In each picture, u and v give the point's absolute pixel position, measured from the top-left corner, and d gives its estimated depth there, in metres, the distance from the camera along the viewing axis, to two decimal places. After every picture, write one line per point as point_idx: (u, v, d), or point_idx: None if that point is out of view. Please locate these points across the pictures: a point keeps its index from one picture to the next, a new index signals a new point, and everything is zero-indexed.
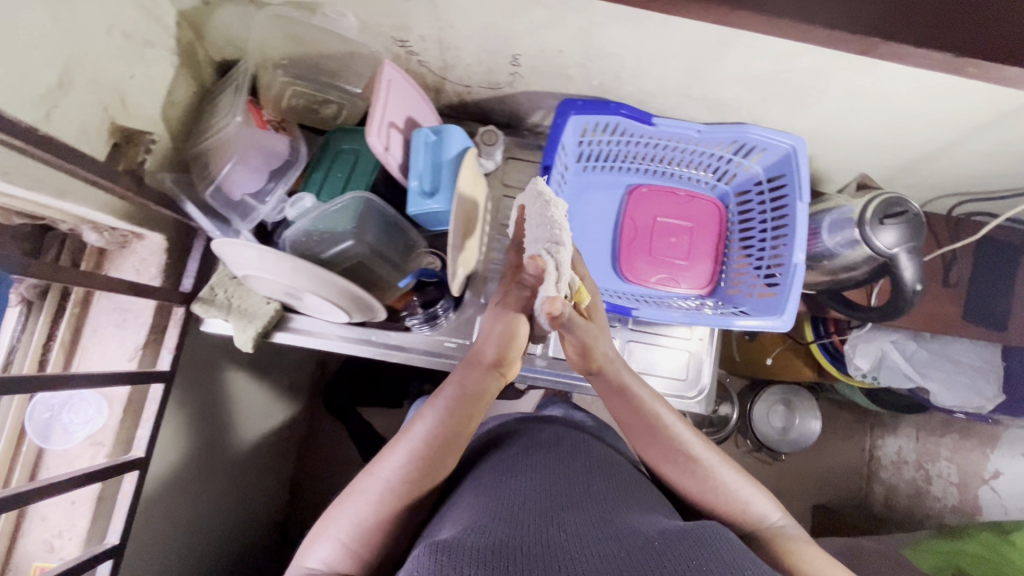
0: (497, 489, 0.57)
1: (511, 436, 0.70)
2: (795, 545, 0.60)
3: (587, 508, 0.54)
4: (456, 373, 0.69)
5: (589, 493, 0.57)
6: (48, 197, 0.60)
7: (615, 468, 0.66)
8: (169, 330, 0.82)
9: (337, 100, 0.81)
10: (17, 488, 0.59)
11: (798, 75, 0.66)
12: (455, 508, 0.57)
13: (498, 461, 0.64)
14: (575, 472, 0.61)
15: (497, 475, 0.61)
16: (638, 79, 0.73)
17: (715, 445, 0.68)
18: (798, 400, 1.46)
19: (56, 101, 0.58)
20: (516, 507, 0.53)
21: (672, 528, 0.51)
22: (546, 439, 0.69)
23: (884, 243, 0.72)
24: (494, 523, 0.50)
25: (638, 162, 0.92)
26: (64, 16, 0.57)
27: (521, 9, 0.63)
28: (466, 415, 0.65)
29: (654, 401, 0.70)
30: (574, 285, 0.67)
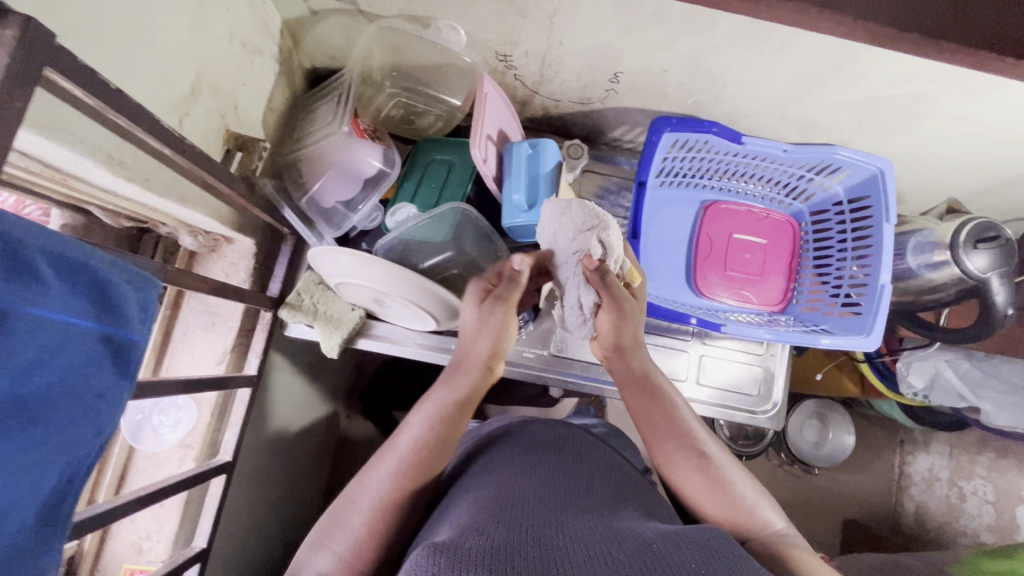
0: (496, 490, 0.54)
1: (503, 439, 0.67)
2: (792, 550, 0.55)
3: (589, 513, 0.51)
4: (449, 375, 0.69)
5: (592, 499, 0.55)
6: (173, 203, 0.60)
7: (614, 474, 0.64)
8: (254, 334, 0.83)
9: (436, 111, 0.83)
10: (136, 491, 0.59)
11: (902, 100, 0.68)
12: (456, 506, 0.54)
13: (494, 460, 0.62)
14: (578, 477, 0.59)
15: (495, 473, 0.59)
16: (736, 98, 0.74)
17: (724, 447, 0.66)
18: (833, 415, 1.46)
19: (188, 108, 0.59)
20: (514, 507, 0.50)
21: (675, 533, 0.47)
22: (552, 442, 0.67)
23: (976, 266, 0.73)
24: (491, 526, 0.46)
25: (714, 179, 0.93)
26: (199, 24, 0.58)
27: (639, 30, 0.64)
28: (456, 420, 0.65)
29: (664, 399, 0.69)
30: (624, 266, 0.74)
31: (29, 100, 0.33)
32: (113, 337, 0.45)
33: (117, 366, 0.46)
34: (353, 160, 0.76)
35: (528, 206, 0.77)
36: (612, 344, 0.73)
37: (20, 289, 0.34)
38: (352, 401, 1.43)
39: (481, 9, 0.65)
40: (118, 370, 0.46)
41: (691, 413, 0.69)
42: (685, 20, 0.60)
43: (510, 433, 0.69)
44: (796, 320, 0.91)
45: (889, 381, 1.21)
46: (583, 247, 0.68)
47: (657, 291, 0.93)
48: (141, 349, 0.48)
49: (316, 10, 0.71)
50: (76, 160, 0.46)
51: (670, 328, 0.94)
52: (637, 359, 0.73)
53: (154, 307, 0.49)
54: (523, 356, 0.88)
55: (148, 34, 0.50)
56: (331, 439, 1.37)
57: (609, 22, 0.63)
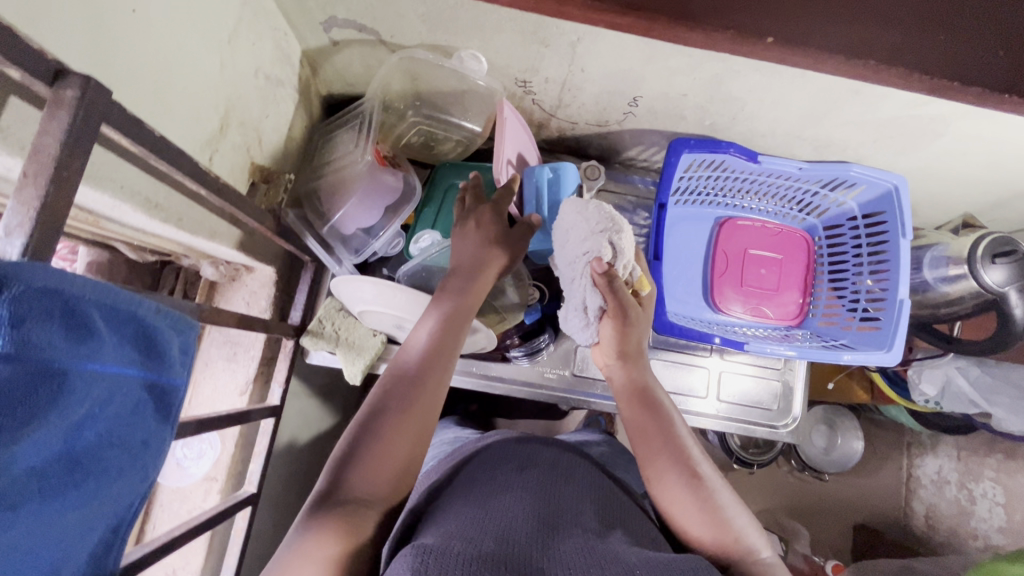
0: (485, 503, 0.55)
1: (495, 454, 0.68)
2: None
3: (577, 531, 0.52)
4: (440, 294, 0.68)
5: (580, 518, 0.55)
6: (203, 239, 0.60)
7: (607, 492, 0.65)
8: (275, 362, 0.82)
9: (456, 137, 0.83)
10: (170, 531, 0.59)
11: (918, 120, 0.69)
12: (442, 516, 0.54)
13: (485, 478, 0.62)
14: (569, 495, 0.59)
15: (483, 489, 0.59)
16: (753, 120, 0.75)
17: (717, 471, 0.64)
18: (841, 422, 1.48)
19: (217, 145, 0.59)
20: (500, 526, 0.51)
21: (660, 560, 0.47)
22: (544, 459, 0.67)
23: (993, 280, 0.74)
24: (478, 537, 0.48)
25: (728, 196, 0.94)
26: (227, 62, 0.58)
27: (660, 57, 0.64)
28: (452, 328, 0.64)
29: (662, 411, 0.69)
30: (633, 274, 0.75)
31: (88, 161, 0.33)
32: (156, 384, 0.44)
33: (160, 412, 0.45)
34: (373, 187, 0.76)
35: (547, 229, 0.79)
36: (615, 351, 0.74)
37: (77, 347, 0.34)
38: None
39: (504, 38, 0.66)
40: (160, 416, 0.45)
41: (688, 432, 0.68)
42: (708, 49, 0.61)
43: (502, 448, 0.70)
44: (813, 334, 0.92)
45: (900, 389, 1.22)
46: (593, 249, 0.69)
47: (675, 308, 0.93)
48: (182, 392, 0.47)
49: (336, 40, 0.71)
50: (116, 205, 0.46)
51: (688, 344, 0.94)
52: (638, 371, 0.73)
53: (195, 349, 0.48)
54: (544, 376, 0.89)
55: (181, 77, 0.51)
56: None
57: (631, 50, 0.64)
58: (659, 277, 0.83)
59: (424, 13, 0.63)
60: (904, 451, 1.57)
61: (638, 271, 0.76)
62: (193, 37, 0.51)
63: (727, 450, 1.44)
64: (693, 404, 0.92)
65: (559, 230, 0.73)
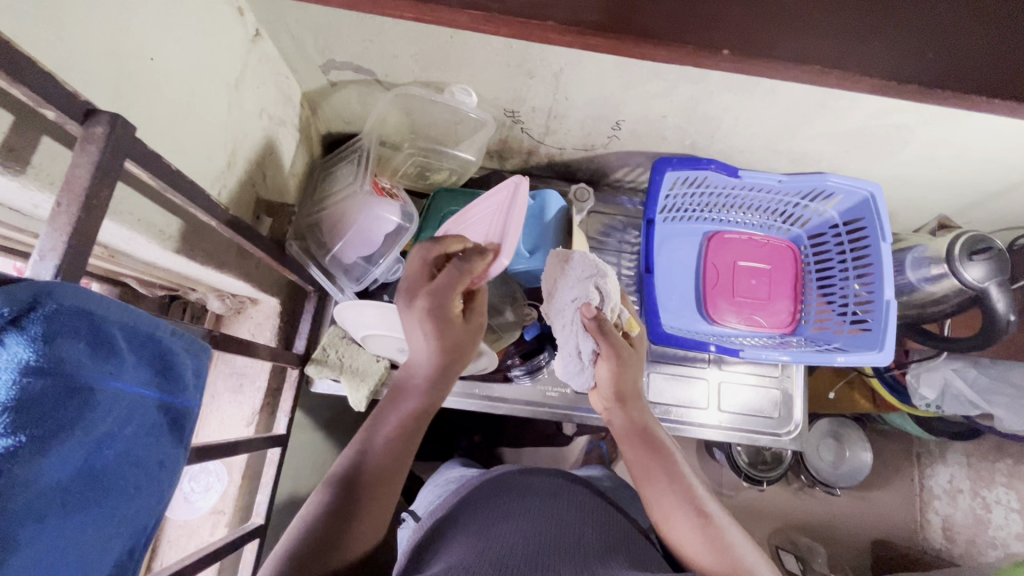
0: (489, 535, 0.60)
1: (499, 484, 0.72)
2: None
3: (576, 560, 0.56)
4: (406, 382, 0.68)
5: (582, 545, 0.60)
6: (211, 270, 0.63)
7: (607, 516, 0.69)
8: (281, 392, 0.83)
9: (449, 166, 0.88)
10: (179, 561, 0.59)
11: (885, 129, 0.73)
12: (449, 552, 0.57)
13: (490, 511, 0.66)
14: (570, 524, 0.63)
15: (490, 524, 0.62)
16: (730, 137, 0.80)
17: (719, 506, 0.67)
18: (848, 434, 1.48)
19: (225, 180, 0.63)
20: (501, 554, 0.55)
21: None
22: (543, 487, 0.71)
23: (974, 276, 0.76)
24: (482, 566, 0.52)
25: (713, 212, 0.98)
26: (234, 104, 0.62)
27: (639, 82, 0.69)
28: (417, 430, 0.66)
29: (670, 449, 0.71)
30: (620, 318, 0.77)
31: (113, 190, 0.36)
32: (171, 406, 0.46)
33: (174, 434, 0.47)
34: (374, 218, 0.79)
35: (530, 252, 0.82)
36: (612, 394, 0.73)
37: (101, 364, 0.36)
38: None
39: (492, 72, 0.70)
40: (174, 438, 0.46)
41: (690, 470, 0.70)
42: (682, 72, 0.66)
43: (507, 478, 0.73)
44: (808, 340, 0.94)
45: (900, 395, 1.22)
46: (581, 294, 0.71)
47: (670, 321, 0.95)
48: (194, 415, 0.49)
49: (334, 81, 0.76)
50: (131, 237, 0.49)
51: (686, 356, 0.95)
52: (637, 411, 0.74)
53: (206, 373, 0.50)
54: (546, 395, 0.90)
55: (193, 118, 0.54)
56: None
57: (611, 76, 0.68)
58: (651, 290, 0.86)
59: (416, 52, 0.68)
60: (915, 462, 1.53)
61: (626, 314, 0.78)
62: (204, 81, 0.56)
63: (736, 468, 1.43)
64: (695, 416, 0.93)
65: (549, 278, 0.76)
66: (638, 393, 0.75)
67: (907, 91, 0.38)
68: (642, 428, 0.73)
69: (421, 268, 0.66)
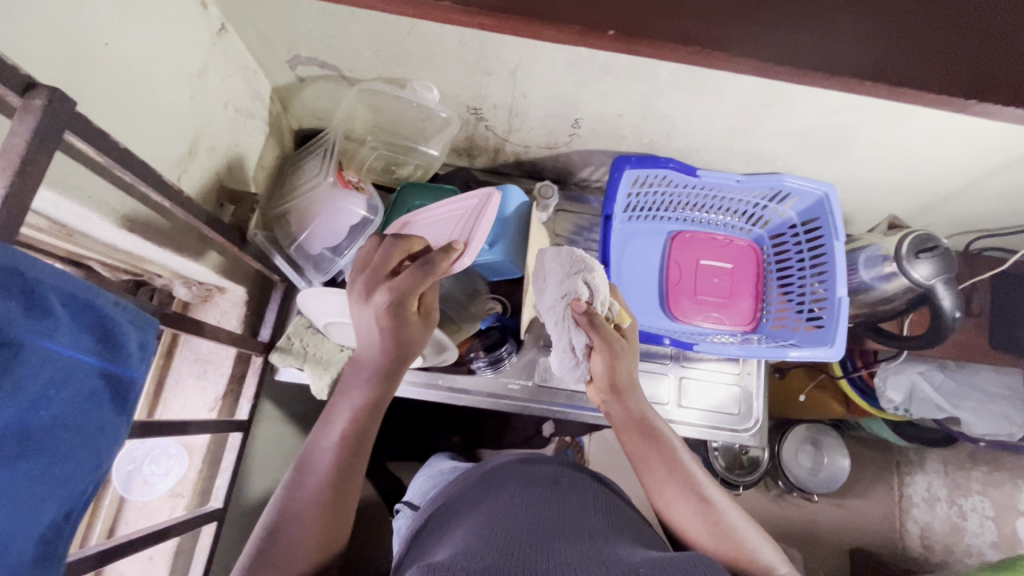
0: (492, 521, 0.57)
1: (498, 474, 0.71)
2: None
3: (581, 540, 0.54)
4: (350, 378, 0.68)
5: (585, 528, 0.58)
6: (170, 252, 0.65)
7: (612, 507, 0.67)
8: (245, 379, 0.85)
9: (415, 162, 0.90)
10: (107, 543, 0.58)
11: (832, 130, 0.75)
12: (451, 537, 0.56)
13: (493, 500, 0.64)
14: (571, 510, 0.62)
15: (490, 510, 0.61)
16: (686, 137, 0.82)
17: (719, 487, 0.68)
18: (827, 441, 1.43)
19: (186, 166, 0.65)
20: (505, 538, 0.52)
21: (660, 556, 0.49)
22: (543, 477, 0.69)
23: (922, 274, 0.78)
24: (487, 548, 0.49)
25: (677, 211, 1.00)
26: (197, 94, 0.65)
27: (592, 80, 0.71)
28: (367, 423, 0.66)
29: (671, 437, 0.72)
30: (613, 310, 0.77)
31: (52, 160, 0.39)
32: (112, 374, 0.47)
33: (117, 404, 0.48)
34: (338, 210, 0.82)
35: (488, 245, 0.83)
36: (608, 386, 0.74)
37: (32, 323, 0.39)
38: None
39: (451, 68, 0.73)
40: (117, 407, 0.48)
41: (688, 456, 0.71)
42: (631, 70, 0.68)
43: (507, 466, 0.72)
44: (767, 338, 0.95)
45: (870, 399, 1.19)
46: (571, 290, 0.72)
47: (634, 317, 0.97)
48: (139, 386, 0.51)
49: (302, 76, 0.79)
50: (83, 214, 0.51)
51: (648, 352, 0.97)
52: (634, 402, 0.75)
53: (152, 347, 0.52)
54: (508, 387, 0.91)
55: (151, 104, 0.57)
56: None
57: (564, 73, 0.71)
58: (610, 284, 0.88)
59: (377, 49, 0.71)
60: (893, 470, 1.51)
61: (617, 305, 0.78)
62: (163, 69, 0.58)
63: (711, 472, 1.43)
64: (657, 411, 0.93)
65: (540, 277, 0.77)
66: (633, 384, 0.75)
67: None
68: (638, 418, 0.74)
69: (382, 263, 0.66)
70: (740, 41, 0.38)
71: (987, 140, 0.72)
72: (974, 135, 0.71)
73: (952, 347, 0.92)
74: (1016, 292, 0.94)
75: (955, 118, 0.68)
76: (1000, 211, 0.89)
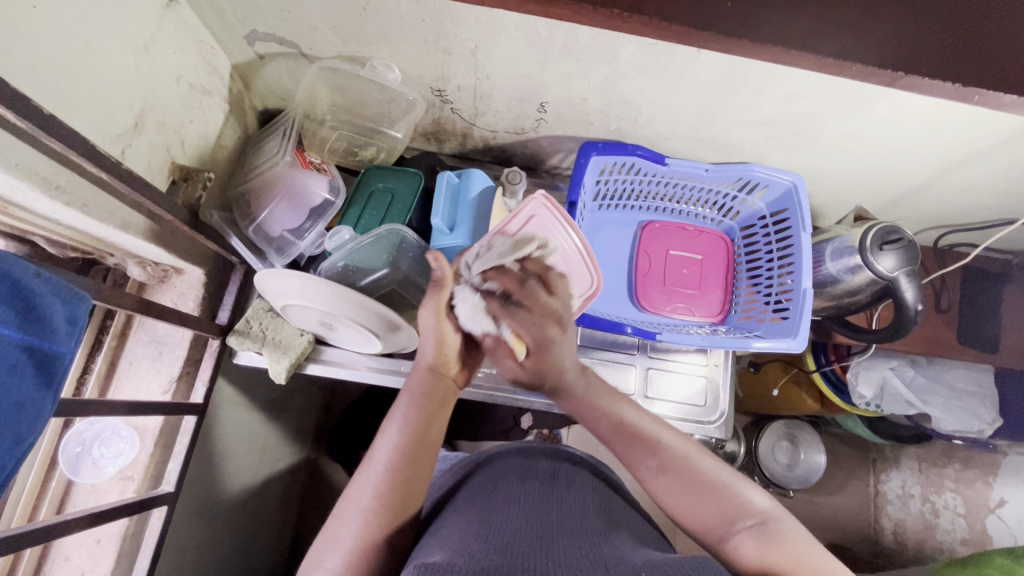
0: (487, 519, 0.55)
1: (499, 467, 0.69)
2: (783, 531, 0.53)
3: (581, 539, 0.52)
4: (407, 382, 0.66)
5: (583, 524, 0.56)
6: (114, 229, 0.63)
7: (609, 502, 0.65)
8: (201, 362, 0.83)
9: (378, 143, 0.89)
10: (40, 522, 0.58)
11: (797, 118, 0.75)
12: (444, 534, 0.54)
13: (489, 494, 0.62)
14: (570, 504, 0.60)
15: (488, 504, 0.59)
16: (653, 123, 0.82)
17: (690, 440, 0.63)
18: (803, 435, 1.39)
19: (130, 140, 0.63)
20: (502, 539, 0.51)
21: (663, 560, 0.48)
22: (542, 469, 0.68)
23: (885, 267, 0.78)
24: (483, 551, 0.48)
25: (648, 200, 0.99)
26: (144, 66, 0.63)
27: (554, 62, 0.70)
28: (429, 420, 0.61)
29: (625, 403, 0.66)
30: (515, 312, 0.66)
31: None
32: (37, 348, 0.48)
33: (41, 378, 0.48)
34: (298, 190, 0.81)
35: (450, 228, 0.83)
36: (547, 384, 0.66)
37: None
38: (319, 443, 1.40)
39: (410, 47, 0.72)
40: (41, 382, 0.48)
41: (641, 415, 0.65)
42: (591, 52, 0.67)
43: (507, 459, 0.71)
44: (734, 329, 0.95)
45: (842, 392, 1.15)
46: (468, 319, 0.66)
47: (602, 307, 0.96)
48: (67, 362, 0.50)
49: (261, 54, 0.77)
50: (13, 183, 0.50)
51: (615, 342, 0.96)
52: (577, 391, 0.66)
53: (83, 322, 0.52)
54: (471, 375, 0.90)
55: (89, 72, 0.55)
56: (297, 483, 1.33)
57: (525, 55, 0.69)
58: None
59: (334, 25, 0.69)
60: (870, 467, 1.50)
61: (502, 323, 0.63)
62: (105, 37, 0.56)
63: None
64: None
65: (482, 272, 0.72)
66: (558, 379, 0.63)
67: (744, 47, 0.39)
68: (571, 397, 0.66)
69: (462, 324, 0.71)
70: (660, 7, 0.39)
71: (950, 131, 0.71)
72: (936, 125, 0.70)
73: (919, 341, 0.91)
74: (983, 287, 0.93)
75: (917, 106, 0.67)
76: (968, 205, 0.88)
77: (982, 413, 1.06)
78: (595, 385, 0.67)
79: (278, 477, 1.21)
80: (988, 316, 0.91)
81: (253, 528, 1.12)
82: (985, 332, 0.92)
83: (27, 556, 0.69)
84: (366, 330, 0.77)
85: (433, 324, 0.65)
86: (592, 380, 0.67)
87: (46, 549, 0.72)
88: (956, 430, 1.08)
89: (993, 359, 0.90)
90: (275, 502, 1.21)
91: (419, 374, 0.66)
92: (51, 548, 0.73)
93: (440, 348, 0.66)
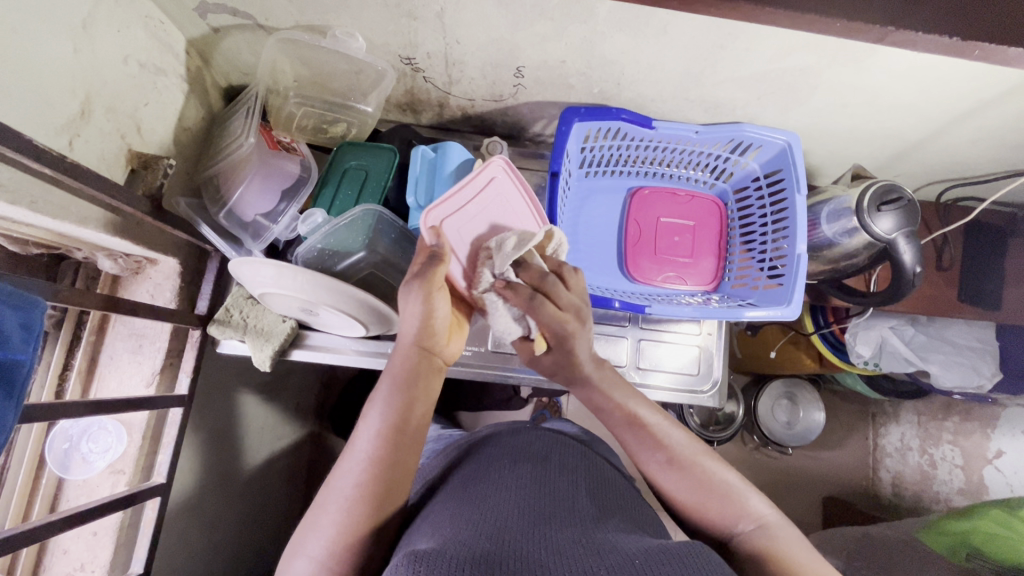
0: (480, 506, 0.55)
1: (490, 452, 0.68)
2: (776, 543, 0.52)
3: (574, 526, 0.51)
4: (390, 362, 0.63)
5: (575, 509, 0.55)
6: (71, 225, 0.61)
7: (604, 484, 0.64)
8: (184, 353, 0.82)
9: (348, 118, 0.84)
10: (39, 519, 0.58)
11: (790, 74, 0.70)
12: (433, 522, 0.53)
13: (484, 477, 0.61)
14: (562, 488, 0.59)
15: (478, 490, 0.58)
16: (637, 84, 0.77)
17: (697, 441, 0.62)
18: (804, 394, 1.37)
19: (78, 129, 0.60)
20: (494, 527, 0.50)
21: (656, 547, 0.47)
22: (537, 452, 0.67)
23: (882, 229, 0.74)
24: (475, 538, 0.47)
25: (637, 166, 0.95)
26: (84, 47, 0.59)
27: (526, 23, 0.65)
28: (408, 404, 0.59)
29: (634, 399, 0.65)
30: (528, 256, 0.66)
31: None
32: None
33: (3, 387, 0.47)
34: (268, 171, 0.80)
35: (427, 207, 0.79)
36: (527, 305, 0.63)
37: None
38: (320, 419, 1.41)
39: (372, 13, 0.67)
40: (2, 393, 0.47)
41: (651, 411, 0.64)
42: (566, 10, 0.62)
43: (499, 444, 0.69)
44: (727, 297, 0.93)
45: (841, 353, 1.13)
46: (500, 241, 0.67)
47: (591, 279, 0.93)
48: (26, 370, 0.50)
49: (216, 26, 0.73)
50: None
51: (606, 315, 0.94)
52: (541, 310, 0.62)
53: (38, 325, 0.51)
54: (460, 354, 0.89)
55: (24, 59, 0.52)
56: (300, 460, 1.34)
57: (494, 16, 0.64)
58: None
59: None
60: (869, 422, 1.49)
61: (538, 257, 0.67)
62: (36, 18, 0.52)
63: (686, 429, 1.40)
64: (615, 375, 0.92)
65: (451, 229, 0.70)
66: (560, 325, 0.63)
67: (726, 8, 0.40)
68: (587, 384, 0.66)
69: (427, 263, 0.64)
70: None
71: (954, 83, 0.66)
72: (939, 77, 0.65)
73: (918, 300, 0.88)
74: (987, 242, 0.90)
75: (916, 58, 0.62)
76: (976, 157, 0.83)
77: (983, 368, 1.03)
78: (610, 375, 0.66)
79: (278, 456, 1.22)
80: (992, 271, 0.88)
81: (259, 507, 1.14)
82: (988, 288, 0.88)
83: (26, 552, 0.71)
84: (347, 316, 0.76)
85: (420, 300, 0.61)
86: (607, 372, 0.66)
87: (44, 543, 0.73)
88: (955, 386, 1.05)
89: (997, 316, 0.87)
90: (278, 480, 1.22)
91: (402, 354, 0.63)
92: (49, 541, 0.74)
93: (427, 324, 0.62)
